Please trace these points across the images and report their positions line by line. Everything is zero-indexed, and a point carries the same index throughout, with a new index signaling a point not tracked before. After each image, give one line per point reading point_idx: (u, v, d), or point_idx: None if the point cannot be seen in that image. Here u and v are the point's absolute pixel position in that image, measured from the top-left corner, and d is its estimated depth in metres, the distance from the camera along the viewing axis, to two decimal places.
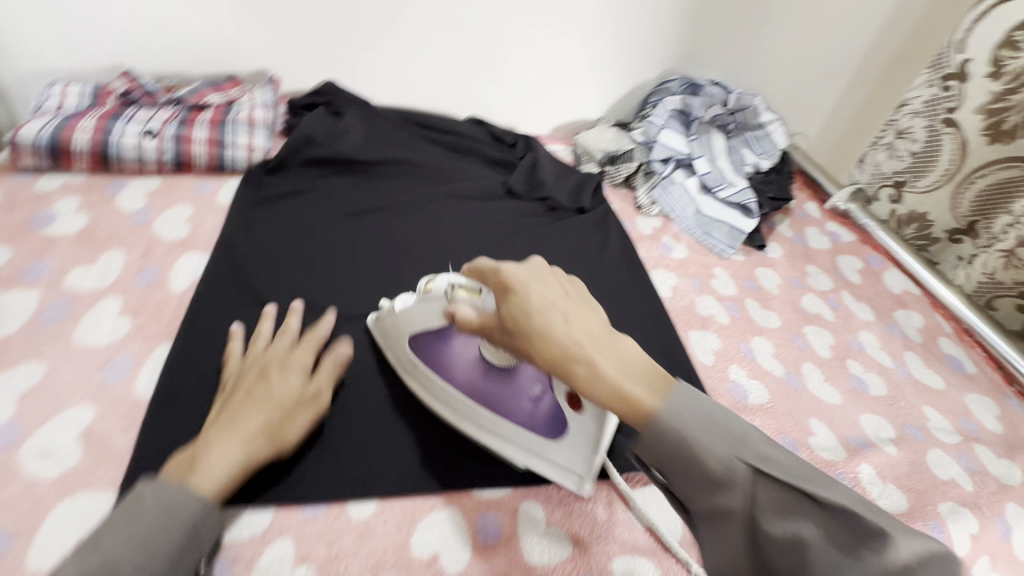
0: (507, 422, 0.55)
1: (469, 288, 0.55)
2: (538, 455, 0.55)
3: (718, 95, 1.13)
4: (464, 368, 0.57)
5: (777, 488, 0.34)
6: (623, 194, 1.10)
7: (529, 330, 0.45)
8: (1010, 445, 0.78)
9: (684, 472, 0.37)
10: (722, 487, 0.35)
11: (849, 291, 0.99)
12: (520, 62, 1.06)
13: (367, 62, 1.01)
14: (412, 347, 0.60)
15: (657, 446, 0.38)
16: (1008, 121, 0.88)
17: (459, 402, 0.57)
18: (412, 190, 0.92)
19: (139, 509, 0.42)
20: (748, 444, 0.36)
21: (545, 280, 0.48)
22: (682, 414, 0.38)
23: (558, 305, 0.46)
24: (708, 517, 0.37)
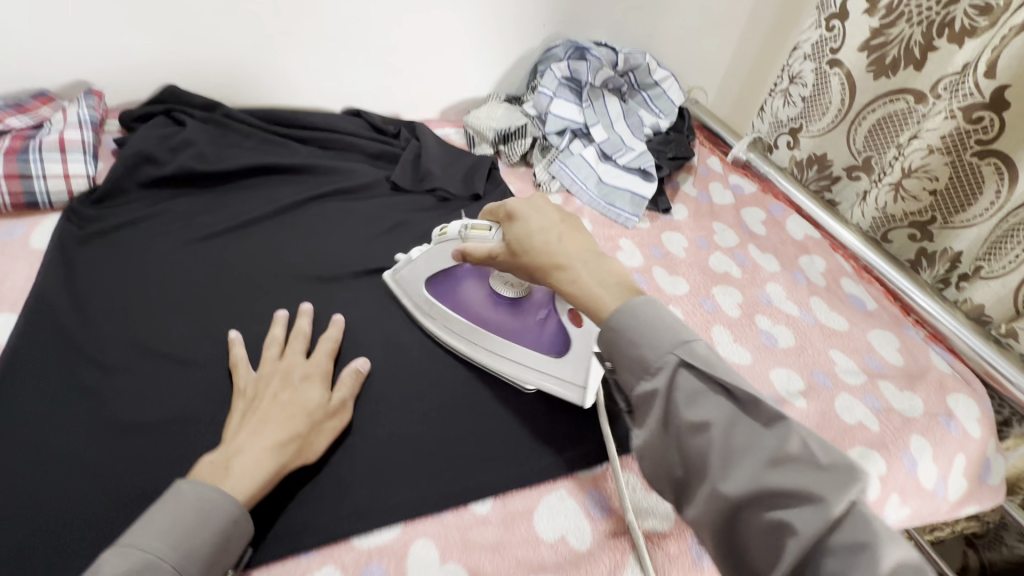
0: (516, 345, 0.66)
1: (480, 227, 0.63)
2: (544, 372, 0.65)
3: (606, 56, 1.07)
4: (480, 303, 0.69)
5: (705, 382, 0.42)
6: (520, 172, 1.04)
7: (526, 250, 0.57)
8: (911, 375, 0.80)
9: (627, 359, 0.45)
10: (656, 373, 0.44)
11: (755, 244, 0.99)
12: (391, 42, 0.96)
13: (211, 59, 0.88)
14: (429, 289, 0.71)
15: (612, 337, 0.47)
16: (889, 55, 0.87)
17: (469, 333, 0.69)
18: (281, 199, 0.82)
19: (178, 510, 0.44)
20: (687, 345, 0.44)
21: (540, 210, 0.59)
22: (638, 315, 0.46)
23: (550, 229, 0.57)
24: (638, 401, 0.45)
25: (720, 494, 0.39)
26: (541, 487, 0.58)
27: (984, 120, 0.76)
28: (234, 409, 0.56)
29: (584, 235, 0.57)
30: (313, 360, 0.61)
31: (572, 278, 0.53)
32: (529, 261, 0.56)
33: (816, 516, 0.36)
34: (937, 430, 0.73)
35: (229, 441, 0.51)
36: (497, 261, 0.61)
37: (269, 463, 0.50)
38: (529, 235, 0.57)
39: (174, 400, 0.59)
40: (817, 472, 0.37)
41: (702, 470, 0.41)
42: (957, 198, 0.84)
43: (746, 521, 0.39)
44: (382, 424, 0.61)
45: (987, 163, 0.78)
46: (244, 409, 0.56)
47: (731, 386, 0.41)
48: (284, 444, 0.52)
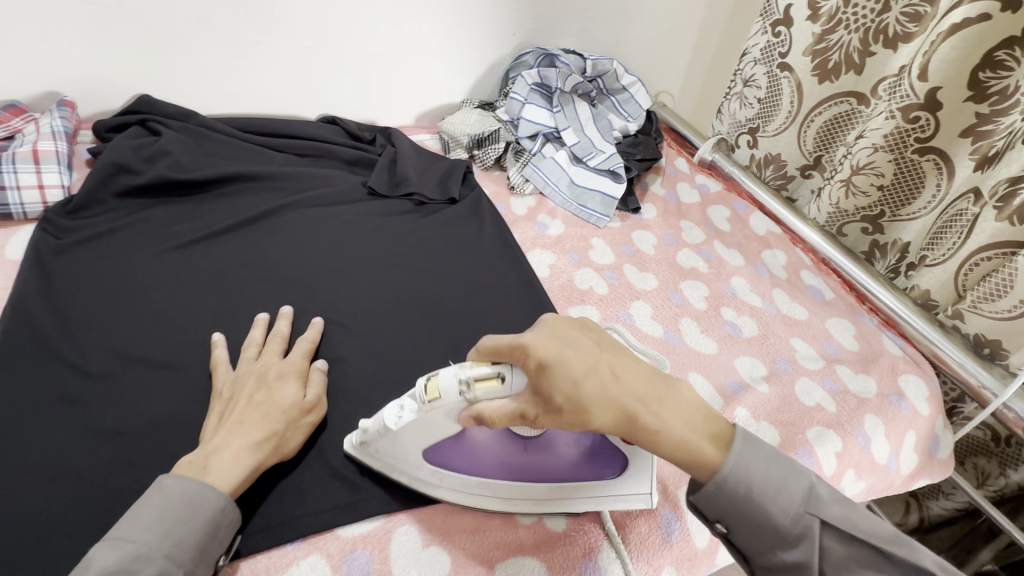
0: (568, 482, 0.55)
1: (484, 375, 0.47)
2: (606, 500, 0.56)
3: (575, 62, 1.10)
4: (499, 450, 0.55)
5: (848, 545, 0.43)
6: (494, 176, 1.07)
7: (585, 407, 0.44)
8: (865, 359, 0.85)
9: (754, 524, 0.45)
10: (798, 544, 0.44)
11: (720, 240, 1.04)
12: (363, 50, 0.99)
13: (184, 69, 0.89)
14: (429, 459, 0.55)
15: (727, 500, 0.45)
16: (832, 59, 0.93)
17: (508, 489, 0.56)
18: (257, 206, 0.84)
19: (167, 503, 0.47)
20: (817, 502, 0.44)
21: (568, 336, 0.47)
22: (748, 473, 0.45)
23: (599, 367, 0.45)
24: (777, 567, 0.45)
25: None
26: None
27: (922, 119, 0.82)
28: (212, 411, 0.57)
29: (628, 358, 0.48)
30: (289, 359, 0.62)
31: (655, 423, 0.45)
32: (591, 418, 0.45)
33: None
34: (889, 408, 0.78)
35: (207, 443, 0.54)
36: (532, 418, 0.46)
37: (248, 460, 0.52)
38: (587, 382, 0.44)
39: (155, 405, 0.60)
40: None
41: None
42: (902, 193, 0.89)
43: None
44: (363, 422, 0.63)
45: (928, 159, 0.84)
46: (221, 410, 0.57)
47: (879, 546, 0.42)
48: (260, 442, 0.53)
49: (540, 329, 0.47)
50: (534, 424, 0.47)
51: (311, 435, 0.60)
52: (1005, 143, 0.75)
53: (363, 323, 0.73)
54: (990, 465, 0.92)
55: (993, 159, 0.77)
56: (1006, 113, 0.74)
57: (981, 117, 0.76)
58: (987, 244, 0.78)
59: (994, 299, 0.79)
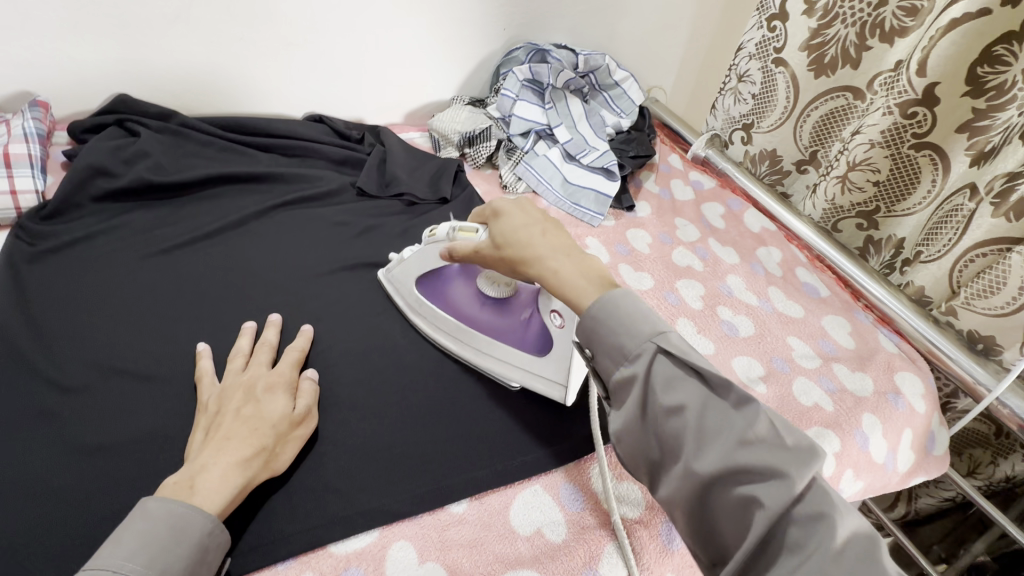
0: (500, 344, 0.67)
1: (468, 229, 0.64)
2: (526, 371, 0.66)
3: (566, 58, 1.08)
4: (465, 299, 0.69)
5: (678, 367, 0.44)
6: (487, 174, 1.06)
7: (511, 242, 0.57)
8: (862, 358, 0.85)
9: (606, 345, 0.47)
10: (634, 360, 0.45)
11: (715, 237, 1.03)
12: (351, 46, 0.96)
13: (164, 67, 0.86)
14: (421, 288, 0.72)
15: (590, 323, 0.48)
16: (828, 54, 0.92)
17: (458, 332, 0.69)
18: (243, 209, 0.81)
19: (151, 527, 0.44)
20: (664, 334, 0.45)
21: (527, 209, 0.59)
22: (613, 306, 0.47)
23: (535, 228, 0.57)
24: (617, 387, 0.46)
25: (694, 471, 0.41)
26: (512, 488, 0.59)
27: (919, 115, 0.81)
28: (197, 427, 0.55)
29: (562, 232, 0.57)
30: (276, 371, 0.61)
31: (552, 271, 0.53)
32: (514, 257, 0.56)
33: (783, 492, 0.37)
34: (886, 407, 0.77)
35: (192, 461, 0.51)
36: (483, 259, 0.62)
37: (237, 478, 0.50)
38: (512, 233, 0.57)
39: (139, 420, 0.58)
40: (780, 450, 0.39)
41: (677, 449, 0.42)
42: (898, 188, 0.89)
43: (717, 498, 0.40)
44: (357, 433, 0.61)
45: (924, 155, 0.83)
46: (206, 426, 0.54)
47: (704, 371, 0.43)
48: (249, 459, 0.51)
49: (513, 199, 0.61)
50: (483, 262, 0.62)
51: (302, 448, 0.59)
52: (1001, 139, 0.74)
53: (355, 329, 0.71)
54: (983, 455, 0.92)
55: (989, 155, 0.76)
56: (1003, 108, 0.73)
57: (977, 112, 0.76)
58: (984, 239, 0.77)
59: (987, 296, 0.79)
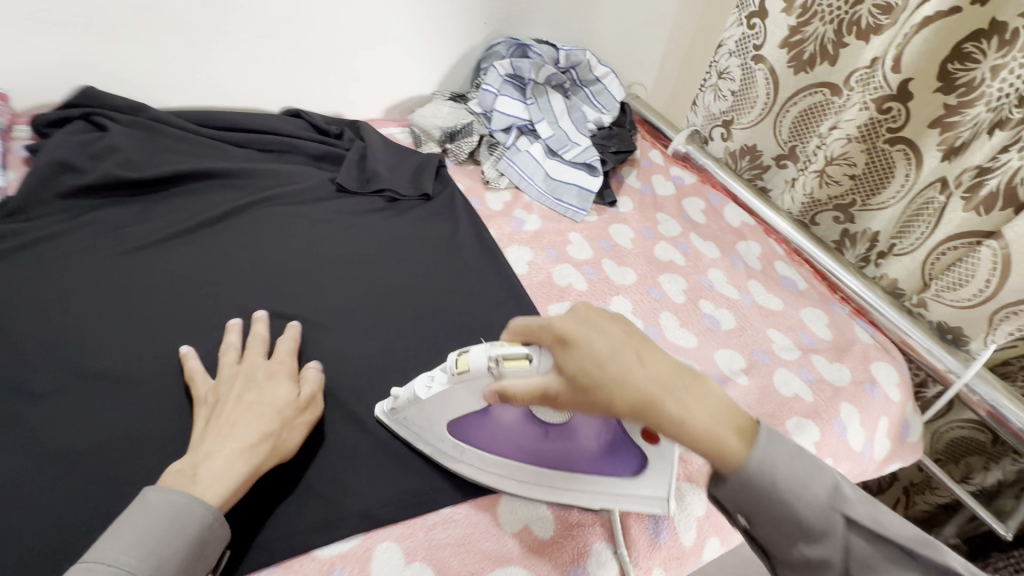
0: (582, 473, 0.56)
1: (514, 355, 0.50)
2: (622, 497, 0.56)
3: (547, 53, 1.08)
4: (523, 431, 0.57)
5: (872, 544, 0.42)
6: (469, 170, 1.05)
7: (600, 386, 0.45)
8: (839, 348, 0.87)
9: (773, 517, 0.43)
10: (822, 541, 0.42)
11: (696, 232, 1.04)
12: (327, 39, 0.94)
13: (132, 58, 0.83)
14: (452, 431, 0.57)
15: (749, 490, 0.43)
16: (807, 51, 0.93)
17: (525, 472, 0.57)
18: (218, 205, 0.79)
19: (148, 521, 0.44)
20: (843, 499, 0.43)
21: (596, 324, 0.48)
22: (773, 465, 0.43)
23: (622, 354, 0.47)
24: (797, 564, 0.44)
25: None
26: (499, 486, 0.59)
27: (893, 109, 0.83)
28: (197, 419, 0.55)
29: (652, 349, 0.48)
30: (276, 359, 0.61)
31: (678, 424, 0.45)
32: (611, 403, 0.46)
33: None
34: (862, 396, 0.79)
35: (196, 449, 0.51)
36: (554, 398, 0.48)
37: (241, 466, 0.50)
38: (602, 373, 0.45)
39: (111, 423, 0.56)
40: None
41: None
42: (872, 182, 0.91)
43: None
44: (340, 433, 0.60)
45: (897, 149, 0.86)
46: (209, 414, 0.55)
47: (905, 545, 0.41)
48: (255, 443, 0.52)
49: (569, 314, 0.50)
50: (553, 400, 0.49)
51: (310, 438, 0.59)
52: (970, 135, 0.77)
53: (336, 328, 0.70)
54: (974, 461, 0.99)
55: (959, 149, 0.79)
56: (971, 105, 0.75)
57: (948, 108, 0.77)
58: (955, 233, 0.79)
59: (957, 288, 0.81)
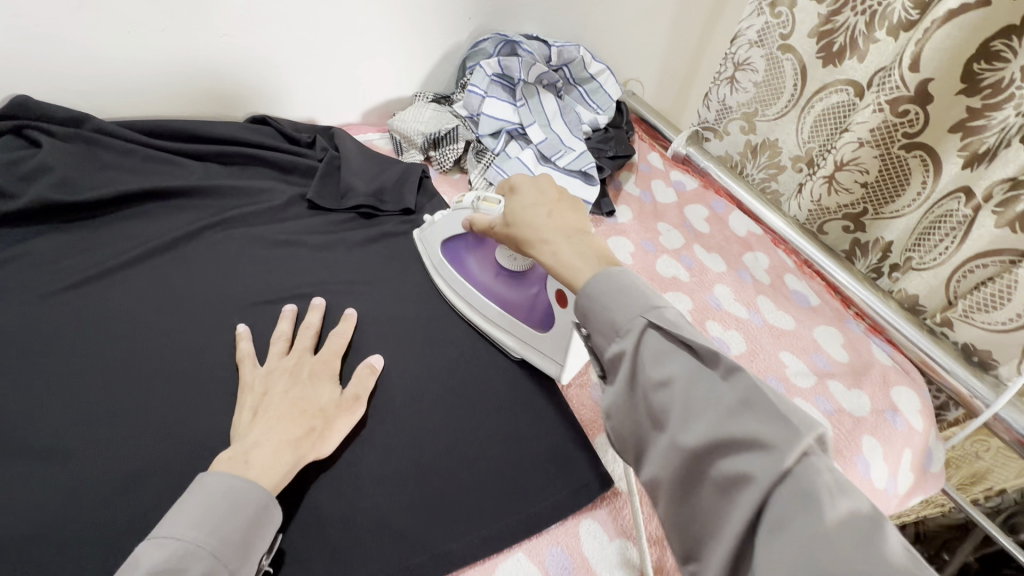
0: (506, 316, 0.69)
1: (490, 200, 0.65)
2: (527, 346, 0.67)
3: (538, 50, 0.99)
4: (483, 269, 0.72)
5: (670, 340, 0.41)
6: (454, 179, 0.98)
7: (517, 224, 0.58)
8: (857, 371, 0.80)
9: (602, 324, 0.45)
10: (625, 336, 0.43)
11: (699, 243, 0.97)
12: (295, 38, 0.85)
13: (68, 65, 0.74)
14: (445, 251, 0.74)
15: (585, 307, 0.46)
16: (837, 42, 0.85)
17: (472, 296, 0.71)
18: (173, 229, 0.71)
19: (209, 499, 0.45)
20: (659, 311, 0.43)
21: (542, 189, 0.59)
22: (607, 288, 0.45)
23: (543, 206, 0.57)
24: (608, 366, 0.44)
25: (679, 445, 0.37)
26: (493, 557, 0.52)
27: (911, 113, 0.76)
28: (244, 407, 0.55)
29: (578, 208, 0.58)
30: (322, 357, 0.61)
31: (552, 253, 0.53)
32: (517, 235, 0.57)
33: (769, 464, 0.34)
34: (884, 427, 0.73)
35: (242, 438, 0.51)
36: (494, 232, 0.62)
37: (288, 457, 0.50)
38: (521, 212, 0.58)
39: (44, 495, 0.49)
40: (772, 422, 0.36)
41: (664, 422, 0.39)
42: (886, 190, 0.84)
43: (704, 474, 0.37)
44: (309, 502, 0.53)
45: (915, 155, 0.79)
46: (255, 402, 0.55)
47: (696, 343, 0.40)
48: (299, 438, 0.51)
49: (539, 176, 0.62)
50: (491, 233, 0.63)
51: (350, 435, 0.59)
52: (996, 141, 0.70)
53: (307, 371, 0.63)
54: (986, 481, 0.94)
55: (983, 156, 0.72)
56: (998, 108, 0.68)
57: (972, 111, 0.71)
58: (983, 250, 0.73)
59: (989, 309, 0.75)
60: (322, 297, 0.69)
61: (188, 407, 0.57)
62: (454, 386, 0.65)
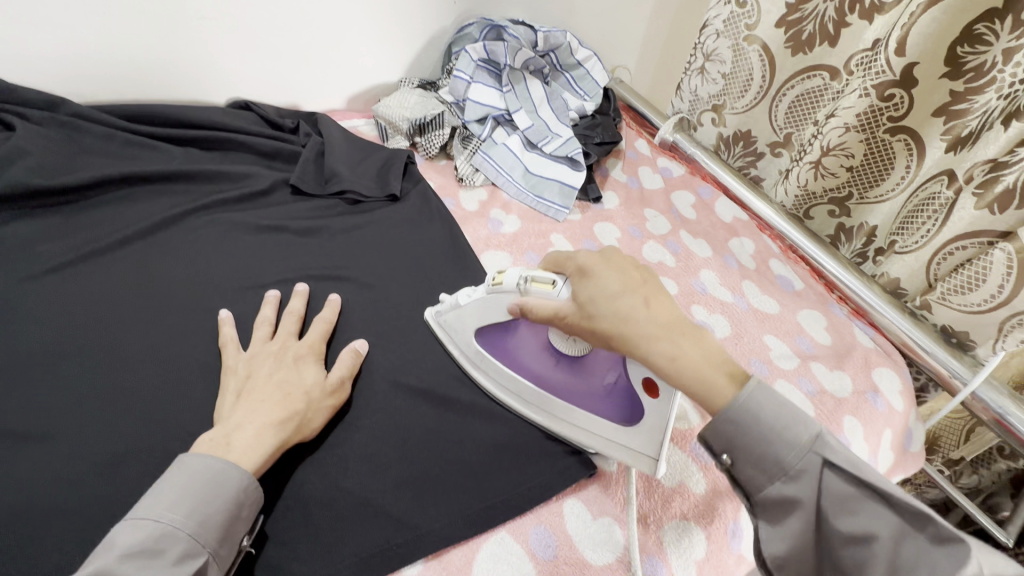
0: (579, 409, 0.58)
1: (542, 281, 0.55)
2: (610, 444, 0.57)
3: (525, 35, 0.98)
4: (536, 359, 0.62)
5: (855, 487, 0.39)
6: (441, 165, 0.97)
7: (605, 319, 0.49)
8: (839, 354, 0.81)
9: (758, 458, 0.42)
10: (799, 479, 0.41)
11: (685, 229, 0.97)
12: (275, 21, 0.84)
13: (42, 46, 0.72)
14: (480, 340, 0.64)
15: (727, 434, 0.43)
16: (805, 31, 0.86)
17: (528, 393, 0.61)
18: (152, 214, 0.70)
19: (189, 481, 0.45)
20: (827, 444, 0.41)
21: (620, 267, 0.51)
22: (757, 415, 0.42)
23: (631, 293, 0.49)
24: (771, 503, 0.42)
25: None
26: (477, 536, 0.53)
27: (896, 96, 0.76)
28: (226, 389, 0.55)
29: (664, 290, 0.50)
30: (306, 342, 0.60)
31: (672, 357, 0.45)
32: (608, 331, 0.48)
33: None
34: (866, 408, 0.75)
35: (224, 421, 0.51)
36: (563, 321, 0.53)
37: (270, 439, 0.50)
38: (606, 302, 0.49)
39: (22, 481, 0.49)
40: None
41: None
42: (871, 174, 0.85)
43: None
44: (293, 484, 0.53)
45: (898, 139, 0.79)
46: (237, 386, 0.55)
47: (890, 495, 0.38)
48: (281, 421, 0.51)
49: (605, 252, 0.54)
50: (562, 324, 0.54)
51: (335, 417, 0.58)
52: (979, 124, 0.70)
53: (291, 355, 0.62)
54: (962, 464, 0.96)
55: (966, 140, 0.72)
56: (980, 92, 0.68)
57: (955, 95, 0.71)
58: (964, 232, 0.74)
59: (965, 292, 0.76)
60: (305, 283, 0.68)
61: (169, 392, 0.56)
62: (440, 369, 0.64)
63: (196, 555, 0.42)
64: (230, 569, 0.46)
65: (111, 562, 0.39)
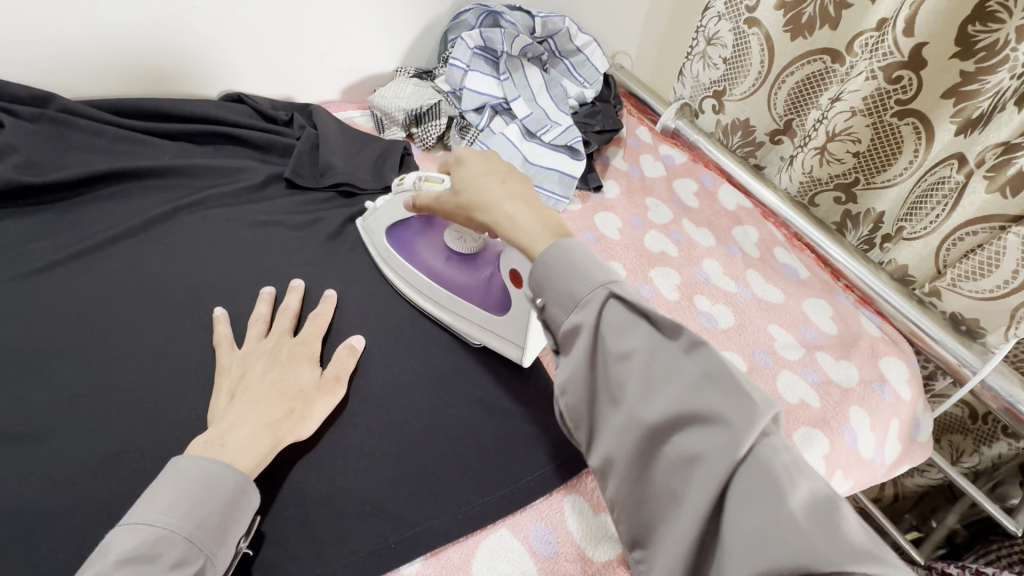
0: (461, 300, 0.65)
1: (433, 180, 0.63)
2: (487, 332, 0.64)
3: (522, 21, 0.96)
4: (433, 254, 0.68)
5: (630, 312, 0.41)
6: (438, 157, 0.95)
7: (467, 198, 0.55)
8: (845, 343, 0.80)
9: (561, 293, 0.44)
10: (584, 307, 0.42)
11: (687, 218, 0.95)
12: (265, 12, 0.82)
13: (29, 40, 0.70)
14: (390, 239, 0.71)
15: (542, 274, 0.45)
16: (805, 14, 0.84)
17: (422, 284, 0.68)
18: (144, 211, 0.69)
19: (184, 484, 0.44)
20: (618, 282, 0.43)
21: (491, 159, 0.57)
22: (564, 255, 0.45)
23: (493, 174, 0.55)
24: (563, 338, 0.44)
25: (640, 420, 0.38)
26: (477, 532, 0.52)
27: (904, 79, 0.74)
28: (221, 388, 0.54)
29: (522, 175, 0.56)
30: (301, 339, 0.60)
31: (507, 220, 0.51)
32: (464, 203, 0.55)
33: (726, 437, 0.35)
34: (872, 398, 0.73)
35: (219, 421, 0.50)
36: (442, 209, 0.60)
37: (266, 439, 0.49)
38: (470, 181, 0.55)
39: (16, 483, 0.48)
40: (733, 398, 0.36)
41: (622, 398, 0.40)
42: (877, 159, 0.82)
43: (663, 450, 0.37)
44: (290, 482, 0.52)
45: (906, 123, 0.77)
46: (232, 385, 0.54)
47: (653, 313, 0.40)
48: (277, 420, 0.51)
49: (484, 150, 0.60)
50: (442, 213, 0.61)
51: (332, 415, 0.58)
52: (990, 105, 0.69)
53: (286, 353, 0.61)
54: (965, 443, 0.94)
55: (977, 122, 0.71)
56: (992, 71, 0.67)
57: (966, 76, 0.69)
58: (975, 217, 0.72)
59: (976, 278, 0.73)
60: (300, 279, 0.67)
61: (164, 392, 0.56)
62: (437, 364, 0.64)
63: (193, 558, 0.42)
64: (227, 571, 0.45)
65: (106, 567, 0.38)
